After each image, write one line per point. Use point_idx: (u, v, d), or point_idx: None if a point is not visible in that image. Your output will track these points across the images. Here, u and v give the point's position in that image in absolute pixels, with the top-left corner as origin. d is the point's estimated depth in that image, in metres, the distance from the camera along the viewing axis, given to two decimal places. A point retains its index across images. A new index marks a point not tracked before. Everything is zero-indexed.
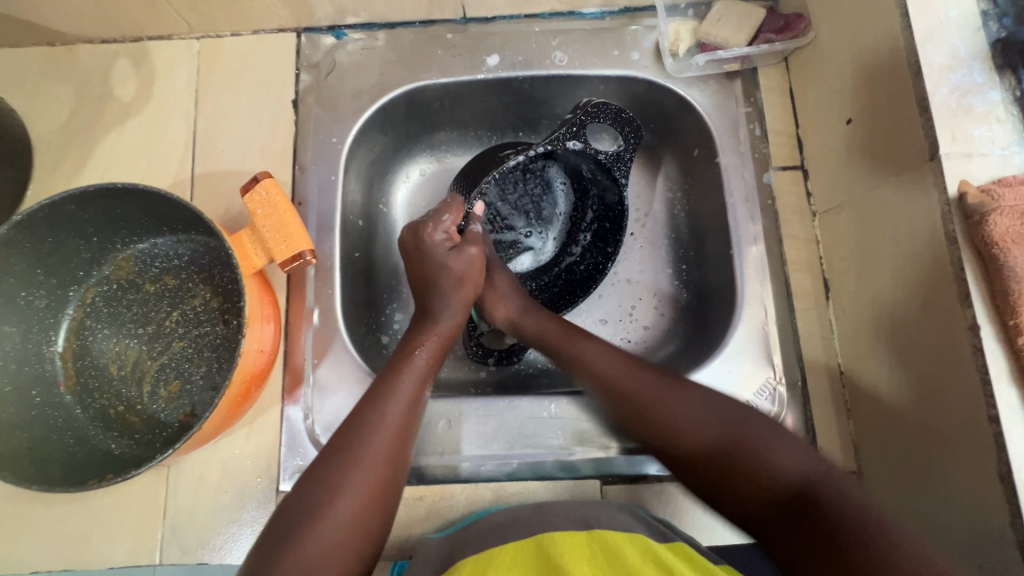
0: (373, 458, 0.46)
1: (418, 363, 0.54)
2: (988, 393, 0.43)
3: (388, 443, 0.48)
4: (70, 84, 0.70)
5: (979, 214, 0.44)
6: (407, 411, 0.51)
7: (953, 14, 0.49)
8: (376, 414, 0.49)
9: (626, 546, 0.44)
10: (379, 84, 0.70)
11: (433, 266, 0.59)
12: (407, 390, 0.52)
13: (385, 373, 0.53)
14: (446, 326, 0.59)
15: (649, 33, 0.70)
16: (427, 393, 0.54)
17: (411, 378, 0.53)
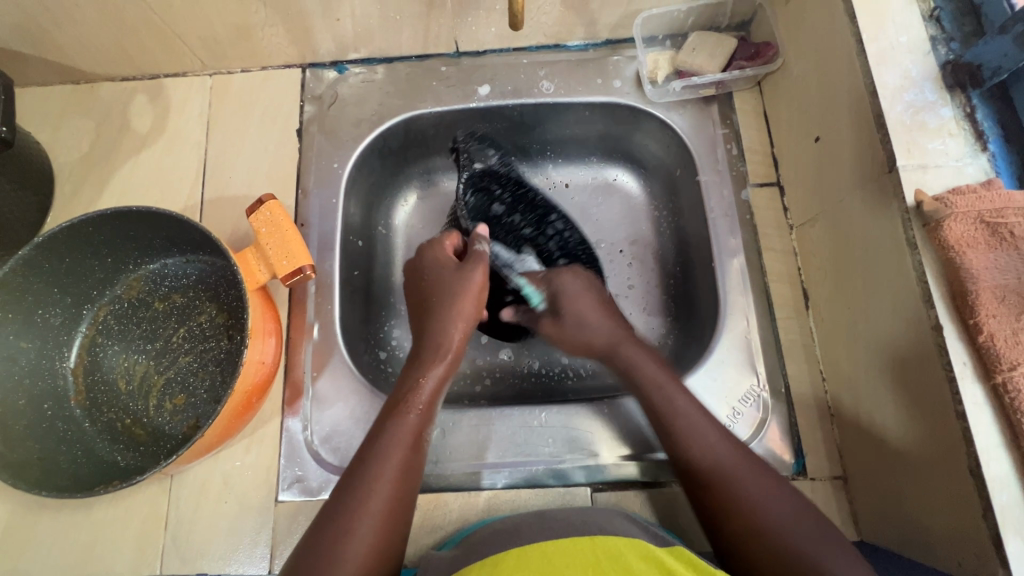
0: (366, 531, 0.47)
1: (411, 419, 0.54)
2: (955, 391, 0.45)
3: (379, 511, 0.49)
4: (91, 118, 0.75)
5: (935, 220, 0.47)
6: (401, 471, 0.51)
7: (903, 40, 0.53)
8: (367, 481, 0.49)
9: (631, 553, 0.45)
10: (377, 114, 0.75)
11: (444, 284, 0.61)
12: (398, 453, 0.52)
13: (380, 429, 0.53)
14: (440, 370, 0.57)
15: (629, 63, 0.74)
16: (419, 450, 0.53)
17: (399, 441, 0.52)
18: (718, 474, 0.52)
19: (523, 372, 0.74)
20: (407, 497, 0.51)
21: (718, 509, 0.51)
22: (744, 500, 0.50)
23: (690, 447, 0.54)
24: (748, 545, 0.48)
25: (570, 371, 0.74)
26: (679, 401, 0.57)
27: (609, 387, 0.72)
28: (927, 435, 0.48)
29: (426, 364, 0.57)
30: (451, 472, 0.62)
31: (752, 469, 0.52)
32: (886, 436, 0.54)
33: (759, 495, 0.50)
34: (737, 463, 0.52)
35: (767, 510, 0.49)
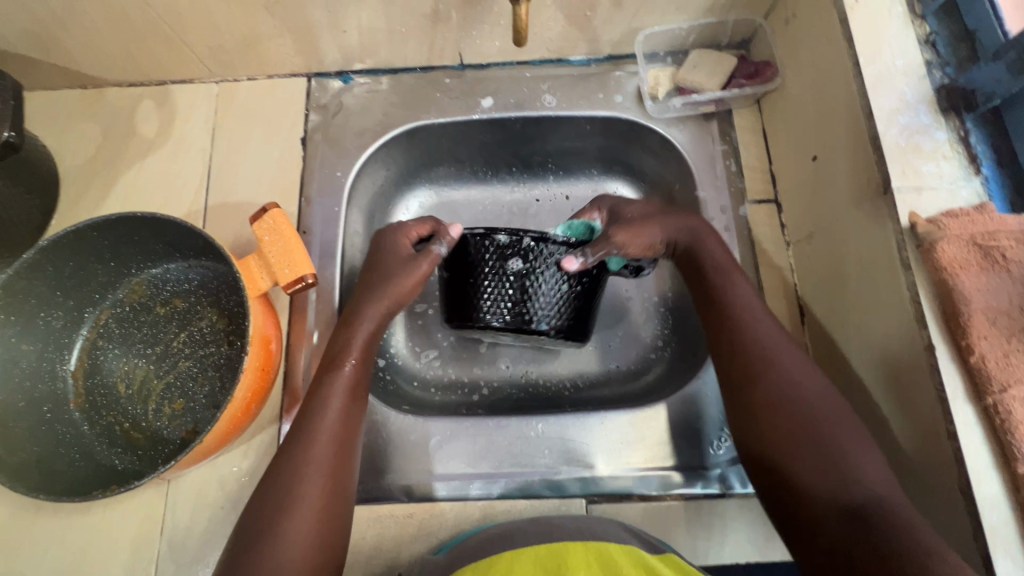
0: (313, 483, 0.49)
1: (346, 371, 0.55)
2: (946, 410, 0.45)
3: (325, 462, 0.50)
4: (97, 123, 0.76)
5: (929, 242, 0.47)
6: (341, 423, 0.53)
7: (900, 63, 0.54)
8: (308, 430, 0.51)
9: (623, 559, 0.46)
10: (381, 123, 0.75)
11: (381, 256, 0.63)
12: (336, 408, 0.53)
13: (316, 386, 0.55)
14: (366, 330, 0.58)
15: (631, 78, 0.75)
16: (358, 402, 0.55)
17: (335, 392, 0.54)
18: (779, 367, 0.52)
19: (520, 382, 0.75)
20: (353, 447, 0.53)
21: (771, 400, 0.50)
22: (797, 396, 0.50)
23: (754, 342, 0.54)
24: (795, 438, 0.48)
25: (567, 382, 0.74)
26: (742, 297, 0.57)
27: (606, 398, 0.73)
28: (919, 453, 0.49)
29: (354, 322, 0.59)
30: (448, 481, 0.62)
31: (811, 371, 0.52)
32: None
33: (818, 392, 0.50)
34: (798, 362, 0.52)
35: (823, 411, 0.49)
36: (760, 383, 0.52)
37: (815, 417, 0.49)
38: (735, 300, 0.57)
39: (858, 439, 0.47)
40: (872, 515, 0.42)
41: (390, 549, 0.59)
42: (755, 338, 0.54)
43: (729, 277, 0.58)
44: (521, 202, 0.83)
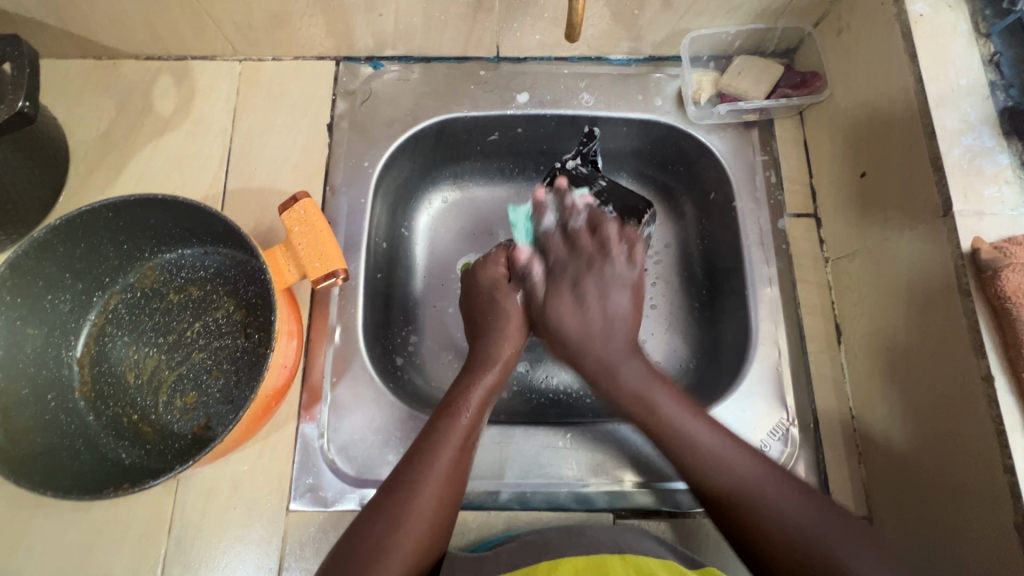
0: (409, 531, 0.47)
1: (463, 422, 0.54)
2: (1004, 444, 0.44)
3: (427, 515, 0.48)
4: (112, 96, 0.72)
5: (992, 269, 0.46)
6: (449, 477, 0.51)
7: (963, 82, 0.52)
8: (414, 478, 0.49)
9: (654, 563, 0.45)
10: (411, 113, 0.73)
11: (485, 299, 0.64)
12: (447, 458, 0.51)
13: (429, 432, 0.53)
14: (492, 377, 0.58)
15: (671, 81, 0.73)
16: (468, 456, 0.53)
17: (451, 441, 0.52)
18: (682, 426, 0.53)
19: (541, 387, 0.73)
20: (454, 505, 0.51)
21: (668, 438, 0.54)
22: (690, 433, 0.53)
23: (679, 440, 0.53)
24: (706, 484, 0.51)
25: (589, 390, 0.72)
26: (631, 384, 0.57)
27: None
28: (967, 484, 0.48)
29: (476, 373, 0.58)
30: (473, 490, 0.60)
31: (702, 414, 0.55)
32: (918, 480, 0.53)
33: (714, 432, 0.53)
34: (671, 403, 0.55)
35: (722, 449, 0.52)
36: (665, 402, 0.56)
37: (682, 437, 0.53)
38: (612, 387, 0.58)
39: (745, 459, 0.51)
40: (765, 543, 0.47)
41: None
42: (668, 425, 0.54)
43: (613, 363, 0.58)
44: None
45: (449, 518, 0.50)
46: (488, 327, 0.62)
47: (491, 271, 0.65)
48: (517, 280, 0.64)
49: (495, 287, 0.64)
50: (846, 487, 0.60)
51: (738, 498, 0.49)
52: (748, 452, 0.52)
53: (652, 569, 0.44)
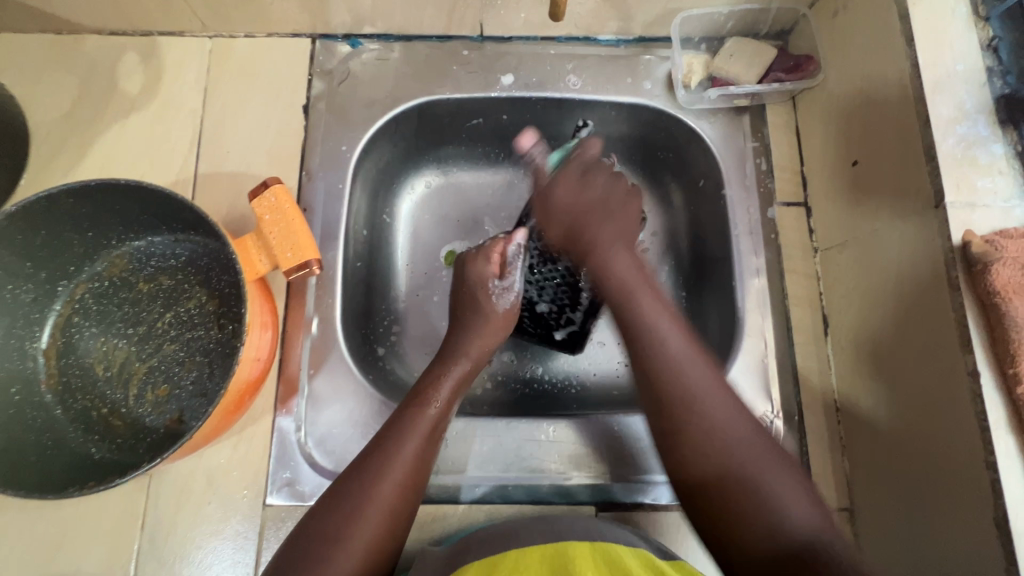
0: (370, 521, 0.46)
1: (430, 414, 0.53)
2: (987, 440, 0.43)
3: (388, 503, 0.47)
4: (74, 73, 0.68)
5: (983, 263, 0.45)
6: (414, 465, 0.50)
7: (960, 68, 0.51)
8: (377, 467, 0.48)
9: (630, 557, 0.44)
10: (391, 95, 0.70)
11: (470, 286, 0.63)
12: (412, 447, 0.50)
13: (395, 420, 0.52)
14: (461, 369, 0.58)
15: (662, 63, 0.71)
16: (433, 447, 0.52)
17: (416, 431, 0.51)
18: (650, 323, 0.55)
19: (525, 377, 0.72)
20: (415, 497, 0.50)
21: (642, 347, 0.53)
22: (638, 314, 0.56)
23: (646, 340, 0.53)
24: (647, 358, 0.53)
25: (573, 381, 0.71)
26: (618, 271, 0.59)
27: (613, 399, 0.70)
28: (947, 476, 0.47)
29: (446, 364, 0.58)
30: (451, 484, 0.59)
31: (675, 321, 0.55)
32: (899, 475, 0.53)
33: (683, 340, 0.53)
34: (608, 240, 0.62)
35: (688, 361, 0.51)
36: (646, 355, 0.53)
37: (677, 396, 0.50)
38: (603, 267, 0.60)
39: (684, 345, 0.53)
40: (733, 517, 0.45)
41: None
42: (627, 299, 0.57)
43: (654, 317, 0.55)
44: None
45: (411, 510, 0.49)
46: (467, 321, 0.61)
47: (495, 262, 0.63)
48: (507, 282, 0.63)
49: (481, 283, 0.62)
50: (828, 479, 0.60)
51: (690, 413, 0.49)
52: (710, 370, 0.51)
53: (624, 559, 0.43)
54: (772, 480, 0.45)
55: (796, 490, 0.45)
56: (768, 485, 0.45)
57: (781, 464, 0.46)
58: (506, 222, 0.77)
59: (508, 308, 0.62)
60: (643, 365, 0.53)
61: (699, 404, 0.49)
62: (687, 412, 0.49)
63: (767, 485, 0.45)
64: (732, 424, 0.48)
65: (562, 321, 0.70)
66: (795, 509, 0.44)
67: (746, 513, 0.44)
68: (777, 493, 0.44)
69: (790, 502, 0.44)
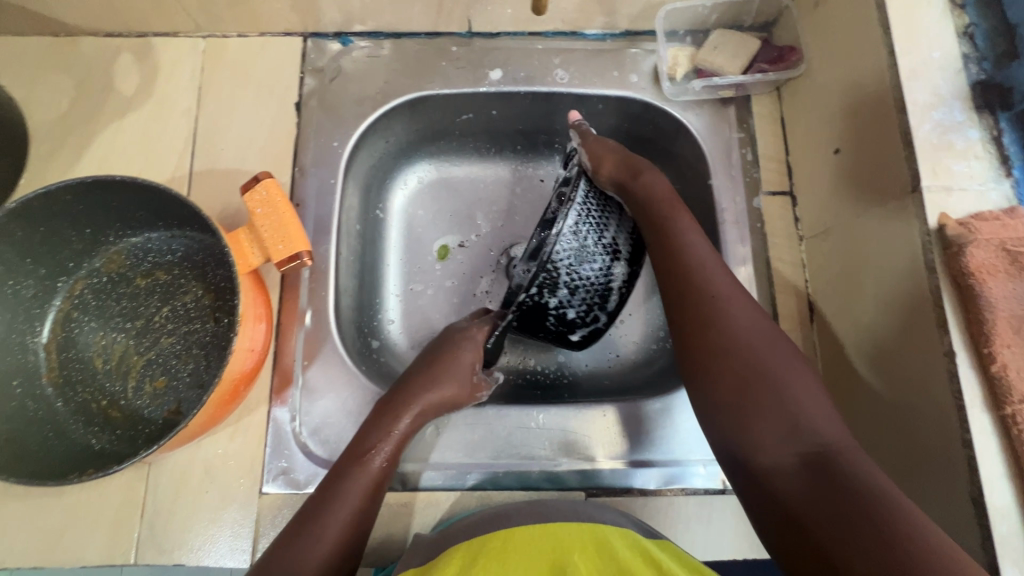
0: (309, 575, 0.48)
1: (372, 469, 0.53)
2: (963, 419, 0.44)
3: (328, 559, 0.49)
4: (71, 74, 0.70)
5: (957, 245, 0.46)
6: (354, 519, 0.51)
7: (936, 55, 0.51)
8: (318, 523, 0.50)
9: (615, 538, 0.44)
10: (382, 91, 0.71)
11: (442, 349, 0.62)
12: (351, 504, 0.51)
13: (339, 473, 0.53)
14: (409, 424, 0.57)
15: (648, 56, 0.72)
16: (377, 501, 0.53)
17: (356, 488, 0.52)
18: (702, 266, 0.55)
19: (518, 367, 0.73)
20: (358, 548, 0.51)
21: (685, 284, 0.54)
22: (690, 257, 0.56)
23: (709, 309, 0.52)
24: (694, 292, 0.54)
25: (565, 371, 0.72)
26: (693, 245, 0.56)
27: (605, 388, 0.71)
28: (925, 455, 0.48)
29: (396, 413, 0.57)
30: (444, 471, 0.60)
31: (721, 265, 0.56)
32: (881, 457, 0.54)
33: (731, 282, 0.54)
34: (689, 223, 0.58)
35: (734, 300, 0.53)
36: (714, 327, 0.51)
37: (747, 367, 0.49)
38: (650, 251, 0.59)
39: (730, 284, 0.54)
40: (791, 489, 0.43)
41: (383, 534, 0.58)
42: (677, 247, 0.56)
43: (727, 291, 0.53)
44: (525, 183, 0.80)
45: (354, 559, 0.51)
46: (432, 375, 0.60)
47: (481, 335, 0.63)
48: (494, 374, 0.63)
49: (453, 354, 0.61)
50: None
51: (726, 342, 0.50)
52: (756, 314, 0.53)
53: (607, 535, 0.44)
54: (805, 401, 0.47)
55: (825, 414, 0.46)
56: (803, 407, 0.46)
57: (813, 389, 0.48)
58: (498, 216, 0.78)
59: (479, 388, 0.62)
60: (682, 306, 0.54)
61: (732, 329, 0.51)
62: (710, 332, 0.51)
63: (802, 409, 0.46)
64: (767, 350, 0.50)
65: (588, 321, 0.63)
66: (825, 427, 0.45)
67: (773, 433, 0.46)
68: (808, 410, 0.46)
69: (820, 421, 0.45)
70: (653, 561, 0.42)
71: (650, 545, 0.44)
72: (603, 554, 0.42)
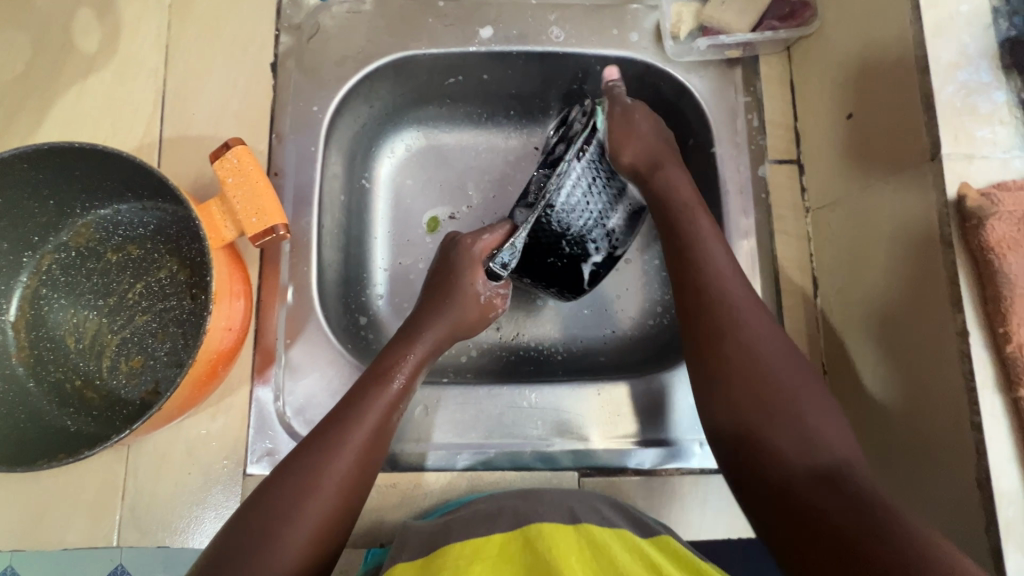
0: (326, 492, 0.46)
1: (392, 390, 0.53)
2: (973, 401, 0.42)
3: (344, 475, 0.47)
4: (26, 31, 0.64)
5: (977, 218, 0.43)
6: (372, 438, 0.50)
7: (964, 9, 0.47)
8: (337, 439, 0.48)
9: (616, 544, 0.43)
10: (364, 51, 0.66)
11: (452, 267, 0.60)
12: (371, 420, 0.50)
13: (356, 394, 0.52)
14: (423, 349, 0.56)
15: (650, 13, 0.67)
16: (393, 425, 0.52)
17: (376, 407, 0.51)
18: (750, 331, 0.49)
19: (512, 343, 0.70)
20: (371, 474, 0.50)
21: (717, 302, 0.51)
22: (751, 334, 0.49)
23: (736, 341, 0.49)
24: (724, 351, 0.49)
25: (558, 347, 0.70)
26: (762, 334, 0.49)
27: (599, 365, 0.69)
28: (929, 438, 0.47)
29: (412, 339, 0.56)
30: (432, 455, 0.59)
31: (761, 307, 0.51)
32: (884, 436, 0.52)
33: (768, 330, 0.49)
34: (746, 291, 0.52)
35: (771, 342, 0.49)
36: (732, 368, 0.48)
37: (782, 381, 0.46)
38: (707, 258, 0.54)
39: (786, 353, 0.48)
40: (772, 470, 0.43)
41: (372, 517, 0.57)
42: (702, 259, 0.54)
43: (794, 386, 0.46)
44: (518, 150, 0.75)
45: (367, 486, 0.50)
46: (441, 302, 0.59)
47: (482, 242, 0.60)
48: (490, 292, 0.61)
49: (460, 274, 0.59)
50: None
51: (759, 388, 0.46)
52: (764, 316, 0.51)
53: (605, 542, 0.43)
54: (811, 416, 0.45)
55: (835, 428, 0.45)
56: (806, 414, 0.45)
57: (821, 396, 0.46)
58: (491, 185, 0.74)
59: (481, 307, 0.60)
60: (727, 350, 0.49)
61: (816, 430, 0.44)
62: (778, 397, 0.46)
63: (814, 434, 0.44)
64: (783, 364, 0.47)
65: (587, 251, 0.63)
66: (839, 443, 0.43)
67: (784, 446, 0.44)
68: (815, 426, 0.44)
69: (834, 434, 0.44)
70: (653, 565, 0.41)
71: (651, 550, 0.43)
72: (602, 562, 0.41)
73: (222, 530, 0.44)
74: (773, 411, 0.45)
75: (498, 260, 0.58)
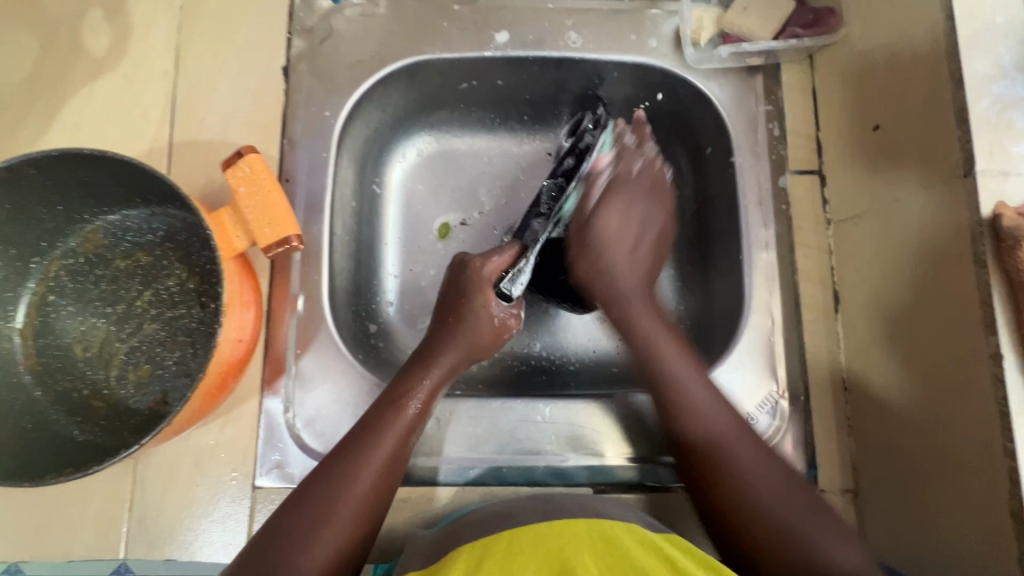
0: (340, 523, 0.45)
1: (407, 416, 0.51)
2: (1006, 426, 0.41)
3: (359, 505, 0.47)
4: (35, 32, 0.63)
5: (1013, 239, 0.41)
6: (387, 466, 0.49)
7: (1000, 20, 0.46)
8: (351, 466, 0.47)
9: (628, 537, 0.42)
10: (377, 55, 0.65)
11: (467, 285, 0.58)
12: (387, 448, 0.49)
13: (371, 419, 0.51)
14: (440, 372, 0.55)
15: (669, 18, 0.66)
16: (409, 450, 0.51)
17: (391, 433, 0.50)
18: (688, 405, 0.53)
19: (525, 354, 0.69)
20: (387, 502, 0.49)
21: (697, 418, 0.52)
22: (694, 408, 0.52)
23: (671, 396, 0.54)
24: (700, 450, 0.51)
25: (571, 358, 0.69)
26: (696, 393, 0.53)
27: (613, 377, 0.68)
28: (959, 465, 0.45)
29: (429, 362, 0.55)
30: (445, 469, 0.58)
31: (696, 364, 0.55)
32: (909, 458, 0.51)
33: (708, 391, 0.53)
34: (680, 359, 0.55)
35: (694, 390, 0.53)
36: (722, 468, 0.50)
37: (712, 447, 0.51)
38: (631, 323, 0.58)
39: (717, 402, 0.53)
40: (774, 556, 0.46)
41: (384, 532, 0.56)
42: (665, 368, 0.55)
43: (699, 396, 0.53)
44: (531, 156, 0.74)
45: (383, 513, 0.49)
46: (457, 323, 0.57)
47: (493, 263, 0.59)
48: (505, 312, 0.60)
49: (478, 293, 0.58)
50: (834, 460, 0.58)
51: (739, 492, 0.49)
52: (737, 419, 0.52)
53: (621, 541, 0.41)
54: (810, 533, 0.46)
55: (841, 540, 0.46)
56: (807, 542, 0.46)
57: (752, 441, 0.51)
58: (503, 192, 0.73)
59: (498, 325, 0.59)
60: (683, 433, 0.53)
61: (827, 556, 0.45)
62: (763, 512, 0.47)
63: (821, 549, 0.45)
64: (758, 464, 0.50)
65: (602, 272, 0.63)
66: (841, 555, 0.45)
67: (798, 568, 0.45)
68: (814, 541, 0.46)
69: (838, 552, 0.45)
70: (669, 561, 0.40)
71: (665, 544, 0.42)
72: (619, 560, 0.39)
73: (238, 556, 0.44)
74: (784, 535, 0.46)
75: (506, 286, 0.59)
